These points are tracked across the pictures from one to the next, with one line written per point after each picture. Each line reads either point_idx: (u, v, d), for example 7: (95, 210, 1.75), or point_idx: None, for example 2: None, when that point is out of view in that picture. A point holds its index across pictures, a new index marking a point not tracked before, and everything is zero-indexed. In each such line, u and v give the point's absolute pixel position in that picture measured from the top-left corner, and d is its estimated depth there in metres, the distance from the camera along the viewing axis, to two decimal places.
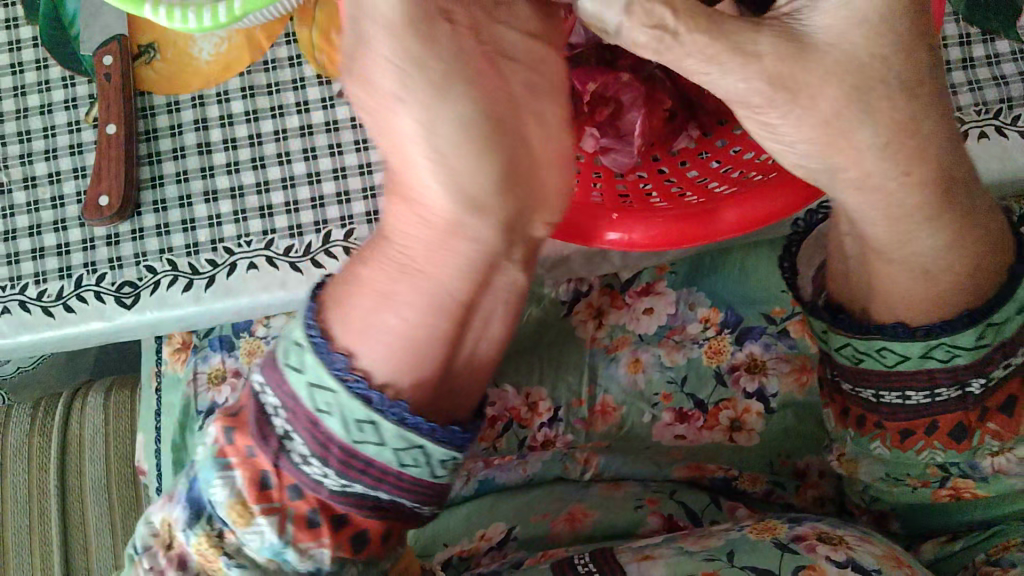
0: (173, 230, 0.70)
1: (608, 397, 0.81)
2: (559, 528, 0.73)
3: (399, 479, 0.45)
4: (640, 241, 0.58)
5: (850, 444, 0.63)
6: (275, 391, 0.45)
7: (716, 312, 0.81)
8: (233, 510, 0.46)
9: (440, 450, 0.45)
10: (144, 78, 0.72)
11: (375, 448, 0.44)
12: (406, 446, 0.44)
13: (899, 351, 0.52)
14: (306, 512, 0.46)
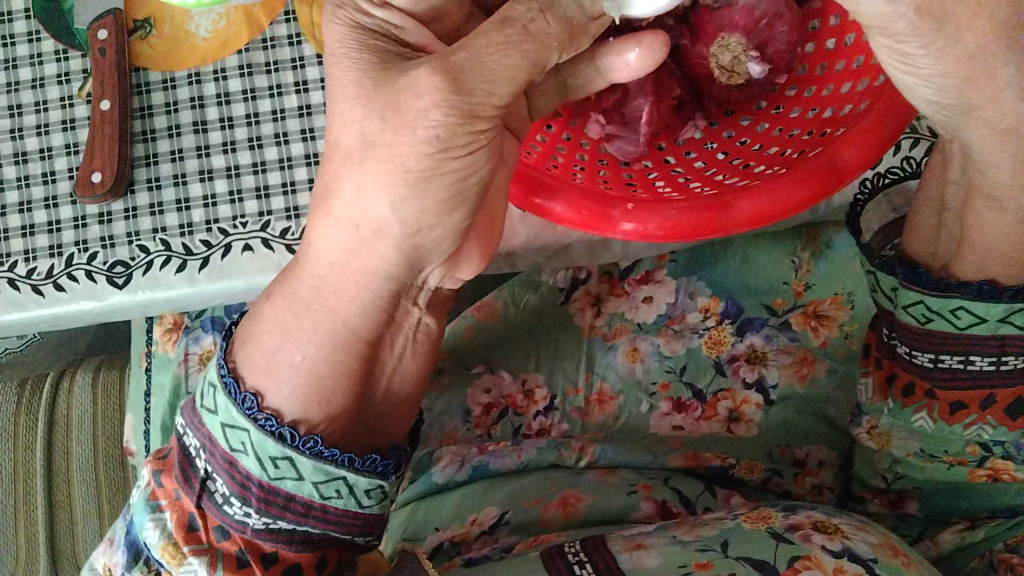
0: (167, 209, 0.69)
1: (605, 385, 0.80)
2: (551, 514, 0.72)
3: (323, 512, 0.56)
4: (654, 232, 0.56)
5: (886, 416, 0.64)
6: (195, 435, 0.58)
7: (717, 302, 0.80)
8: (168, 550, 0.58)
9: (360, 480, 0.55)
10: (140, 54, 0.71)
11: (295, 483, 0.54)
12: (327, 480, 0.55)
13: (975, 314, 0.53)
14: (237, 552, 0.57)
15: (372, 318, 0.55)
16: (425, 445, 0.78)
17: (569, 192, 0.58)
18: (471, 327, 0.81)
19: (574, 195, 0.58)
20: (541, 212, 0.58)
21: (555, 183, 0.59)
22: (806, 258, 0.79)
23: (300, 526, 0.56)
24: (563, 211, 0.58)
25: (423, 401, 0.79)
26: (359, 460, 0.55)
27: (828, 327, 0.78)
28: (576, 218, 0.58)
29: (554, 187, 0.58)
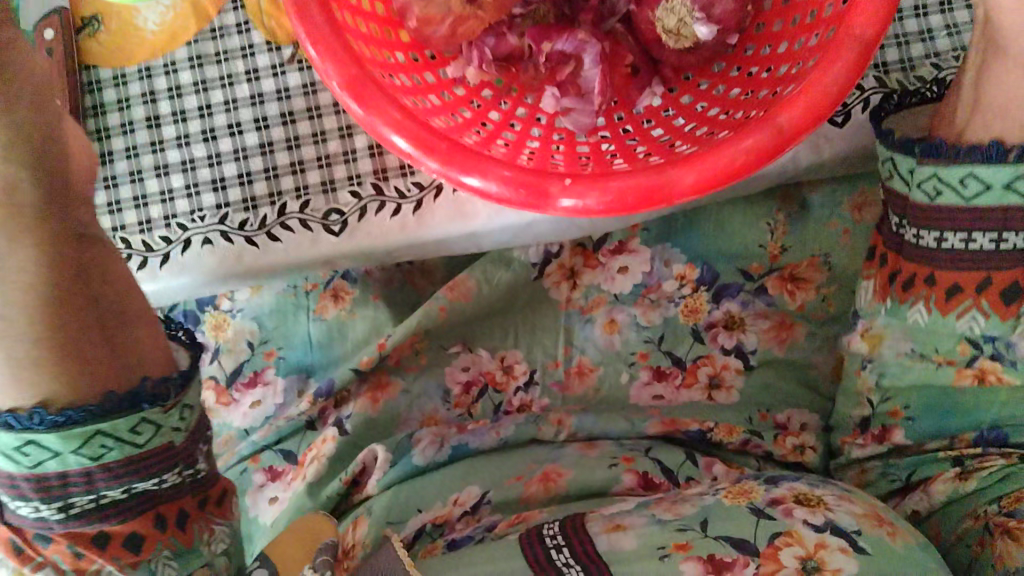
0: (126, 207, 0.69)
1: (584, 358, 0.80)
2: (533, 491, 0.71)
3: (96, 477, 0.46)
4: (598, 209, 0.46)
5: (883, 316, 0.65)
6: None
7: (692, 269, 0.79)
8: None
9: (83, 450, 0.45)
10: (89, 52, 0.70)
11: (53, 463, 0.45)
12: (85, 445, 0.45)
13: (983, 180, 0.54)
14: (67, 548, 0.47)
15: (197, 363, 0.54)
16: (406, 427, 0.78)
17: (504, 169, 0.46)
18: (444, 308, 0.78)
19: (511, 173, 0.46)
20: (470, 191, 0.46)
21: (491, 157, 0.46)
22: (781, 222, 0.78)
23: (101, 495, 0.47)
24: (501, 191, 0.46)
25: (401, 384, 0.79)
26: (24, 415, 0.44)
27: (805, 291, 0.78)
28: (511, 195, 0.46)
29: (489, 163, 0.46)
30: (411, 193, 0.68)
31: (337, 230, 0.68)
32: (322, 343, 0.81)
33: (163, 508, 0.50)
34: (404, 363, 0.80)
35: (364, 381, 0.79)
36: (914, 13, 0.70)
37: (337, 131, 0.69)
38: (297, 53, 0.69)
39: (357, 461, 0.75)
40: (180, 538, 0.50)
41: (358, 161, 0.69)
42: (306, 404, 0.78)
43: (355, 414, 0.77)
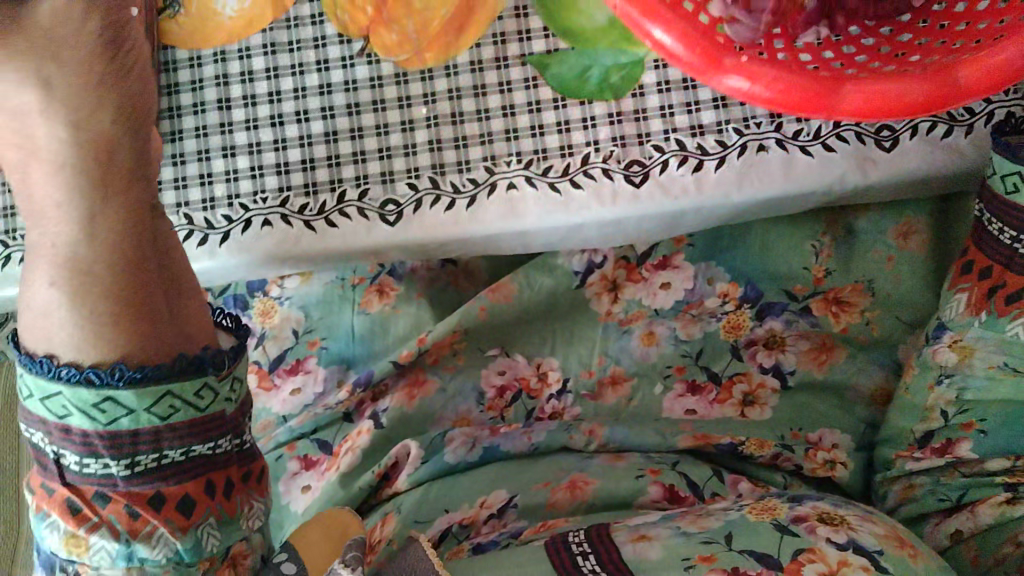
0: (191, 184, 0.71)
1: (618, 368, 0.80)
2: (559, 497, 0.71)
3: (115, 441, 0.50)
4: (762, 97, 0.47)
5: (975, 329, 0.64)
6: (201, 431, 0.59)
7: (735, 286, 0.80)
8: (70, 540, 0.51)
9: (117, 396, 0.50)
10: (169, 34, 0.72)
11: (126, 420, 0.50)
12: (103, 403, 0.50)
13: None
14: (124, 509, 0.51)
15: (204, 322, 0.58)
16: (439, 425, 0.79)
17: (683, 24, 0.47)
18: (485, 309, 0.80)
19: (691, 32, 0.47)
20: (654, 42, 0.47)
21: (669, 9, 0.47)
22: (827, 245, 0.79)
23: (163, 454, 0.51)
24: (678, 47, 0.47)
25: (437, 382, 0.80)
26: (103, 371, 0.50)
27: (849, 315, 0.78)
28: (684, 54, 0.47)
29: (668, 14, 0.47)
30: (466, 189, 0.71)
31: (393, 221, 0.71)
32: (364, 336, 0.82)
33: (216, 475, 0.54)
34: (442, 361, 0.81)
35: (401, 376, 0.80)
36: None
37: (400, 125, 0.71)
38: (367, 47, 0.71)
39: (391, 454, 0.76)
40: (222, 509, 0.54)
41: (418, 155, 0.71)
42: (343, 394, 0.79)
43: (391, 407, 0.78)
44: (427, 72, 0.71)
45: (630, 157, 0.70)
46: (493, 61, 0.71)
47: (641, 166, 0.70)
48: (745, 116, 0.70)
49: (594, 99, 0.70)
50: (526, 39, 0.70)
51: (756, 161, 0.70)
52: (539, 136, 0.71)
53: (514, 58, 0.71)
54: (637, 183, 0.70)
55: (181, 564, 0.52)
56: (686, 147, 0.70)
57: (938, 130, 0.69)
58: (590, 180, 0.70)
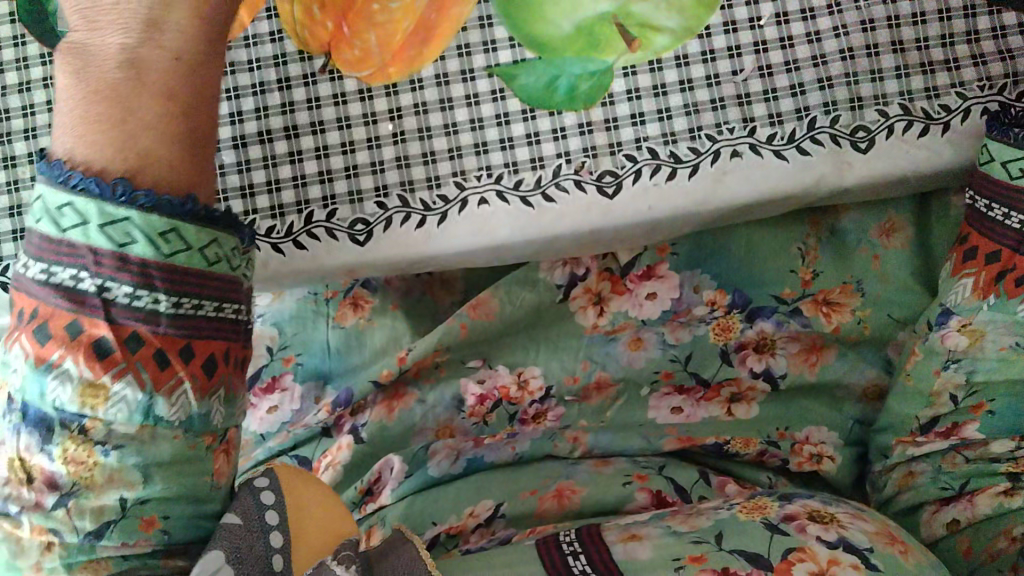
0: None
1: (603, 373, 0.79)
2: (547, 506, 0.70)
3: (117, 262, 0.42)
4: None
5: (986, 312, 0.63)
6: (42, 284, 0.43)
7: (723, 295, 0.79)
8: (84, 391, 0.42)
9: (108, 209, 0.42)
10: None
11: (81, 232, 0.42)
12: (112, 220, 0.42)
13: None
14: (155, 355, 0.43)
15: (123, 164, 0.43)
16: (422, 437, 0.77)
17: None
18: (466, 326, 0.79)
19: None
20: None
21: None
22: (813, 246, 0.79)
23: (121, 290, 0.42)
24: None
25: (418, 394, 0.78)
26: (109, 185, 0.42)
27: (840, 314, 0.78)
28: None
29: None
30: (437, 206, 0.70)
31: (363, 240, 0.70)
32: (341, 350, 0.81)
33: (233, 347, 0.47)
34: (424, 375, 0.80)
35: (381, 392, 0.79)
36: (940, 43, 0.70)
37: (366, 142, 0.70)
38: (328, 63, 0.69)
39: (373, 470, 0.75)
40: (196, 385, 0.45)
41: (386, 171, 0.70)
42: (322, 412, 0.78)
43: (370, 421, 0.77)
44: (392, 87, 0.70)
45: (603, 168, 0.70)
46: (459, 73, 0.69)
47: (615, 176, 0.70)
48: (718, 121, 0.70)
49: (564, 109, 0.69)
50: (491, 50, 0.69)
51: (730, 167, 0.70)
52: (509, 150, 0.70)
53: (479, 71, 0.69)
54: (611, 194, 0.70)
55: (191, 433, 0.45)
56: (659, 155, 0.70)
57: (913, 129, 0.70)
58: (564, 194, 0.70)
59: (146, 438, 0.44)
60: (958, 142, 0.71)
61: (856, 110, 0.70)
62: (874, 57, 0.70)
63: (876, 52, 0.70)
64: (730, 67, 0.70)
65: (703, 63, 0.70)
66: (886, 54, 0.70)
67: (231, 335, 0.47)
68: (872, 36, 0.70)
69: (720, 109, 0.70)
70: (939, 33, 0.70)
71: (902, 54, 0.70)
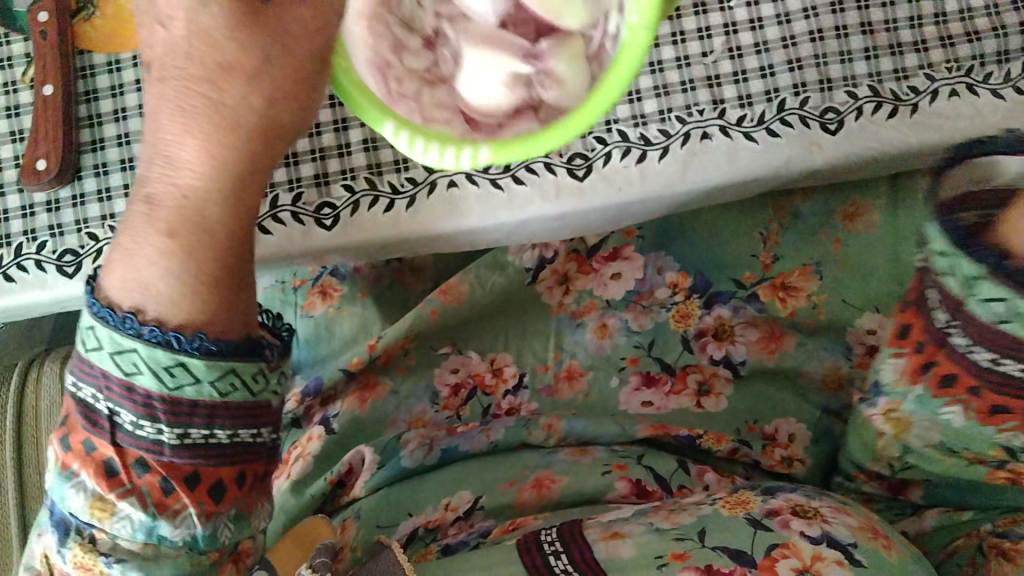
0: (115, 194, 0.66)
1: (574, 361, 0.80)
2: (526, 497, 0.70)
3: (177, 407, 0.47)
4: None
5: (910, 402, 0.57)
6: (87, 381, 0.48)
7: (685, 277, 0.80)
8: (92, 504, 0.47)
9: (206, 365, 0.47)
10: (83, 36, 0.67)
11: (192, 389, 0.47)
12: (174, 365, 0.46)
13: None
14: (160, 481, 0.47)
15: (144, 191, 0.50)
16: (394, 427, 0.76)
17: None
18: (436, 312, 0.78)
19: None
20: None
21: None
22: (774, 229, 0.79)
23: (213, 433, 0.48)
24: None
25: (390, 384, 0.78)
26: (184, 337, 0.47)
27: (797, 299, 0.77)
28: None
29: None
30: (406, 188, 0.68)
31: (330, 225, 0.68)
32: (310, 340, 0.79)
33: (251, 467, 0.51)
34: (394, 362, 0.78)
35: (352, 380, 0.78)
36: (909, 25, 0.69)
37: (333, 125, 0.68)
38: None
39: (344, 461, 0.74)
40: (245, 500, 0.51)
41: (353, 155, 0.68)
42: (292, 403, 0.79)
43: (341, 412, 0.76)
44: None
45: (573, 149, 0.69)
46: None
47: (584, 159, 0.69)
48: (687, 103, 0.69)
49: None
50: None
51: (700, 148, 0.69)
52: None
53: None
54: (581, 176, 0.68)
55: (195, 550, 0.49)
56: (629, 138, 0.69)
57: (883, 111, 0.69)
58: (533, 176, 0.69)
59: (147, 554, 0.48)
60: (928, 125, 0.69)
61: (826, 92, 0.69)
62: (842, 38, 0.69)
63: (845, 33, 0.69)
64: (699, 49, 0.69)
65: (672, 45, 0.69)
66: (855, 36, 0.69)
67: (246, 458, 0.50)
68: (840, 18, 0.69)
69: (690, 90, 0.69)
70: (907, 15, 0.69)
71: (869, 36, 0.69)
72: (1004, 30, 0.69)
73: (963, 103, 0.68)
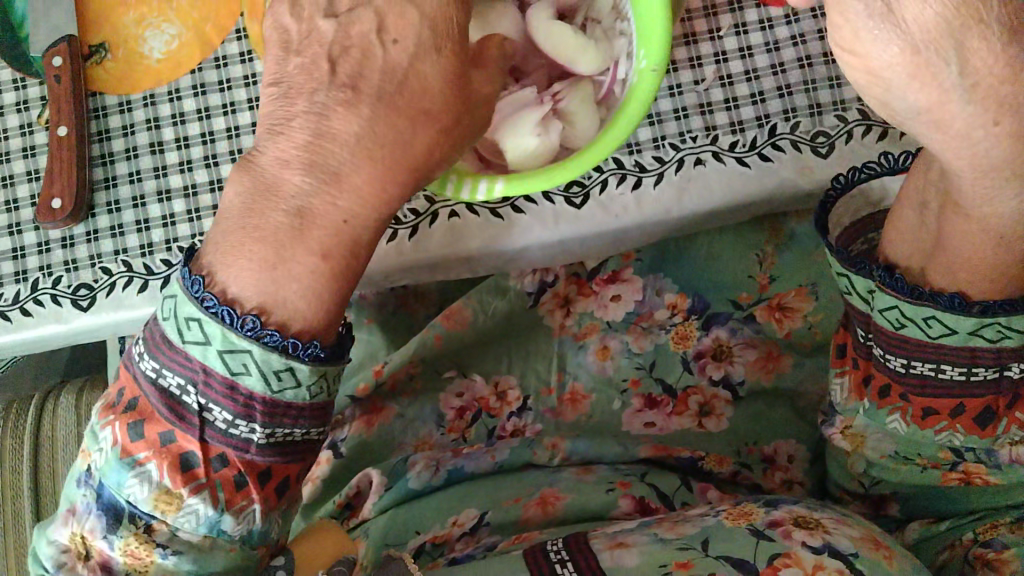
0: (128, 230, 0.68)
1: (577, 384, 0.81)
2: (531, 513, 0.71)
3: (276, 406, 0.51)
4: None
5: (862, 417, 0.66)
6: (176, 370, 0.51)
7: (683, 298, 0.81)
8: (162, 496, 0.52)
9: (306, 369, 0.51)
10: (96, 79, 0.69)
11: (293, 393, 0.51)
12: (281, 371, 0.50)
13: (947, 325, 0.56)
14: (234, 476, 0.52)
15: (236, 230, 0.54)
16: (400, 451, 0.78)
17: None
18: (440, 337, 0.80)
19: None
20: None
21: None
22: (769, 252, 0.81)
23: (294, 431, 0.53)
24: None
25: (396, 408, 0.80)
26: (299, 344, 0.51)
27: (792, 319, 0.80)
28: None
29: None
30: (408, 219, 0.71)
31: None
32: None
33: (309, 458, 0.57)
34: (400, 387, 0.80)
35: (359, 406, 0.80)
36: None
37: None
38: None
39: (353, 483, 0.77)
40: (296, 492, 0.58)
41: None
42: None
43: (349, 436, 0.78)
44: None
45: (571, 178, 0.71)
46: None
47: (581, 187, 0.71)
48: (681, 130, 0.71)
49: None
50: None
51: (694, 175, 0.71)
52: None
53: None
54: (578, 205, 0.71)
55: (248, 544, 0.55)
56: (624, 165, 0.71)
57: (874, 133, 0.71)
58: (532, 205, 0.71)
59: (205, 546, 0.53)
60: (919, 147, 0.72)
61: (815, 116, 0.71)
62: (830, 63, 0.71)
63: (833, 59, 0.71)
64: (692, 78, 0.71)
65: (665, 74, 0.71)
66: None
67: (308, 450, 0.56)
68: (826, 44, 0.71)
69: (684, 118, 0.71)
70: None
71: None
72: None
73: None
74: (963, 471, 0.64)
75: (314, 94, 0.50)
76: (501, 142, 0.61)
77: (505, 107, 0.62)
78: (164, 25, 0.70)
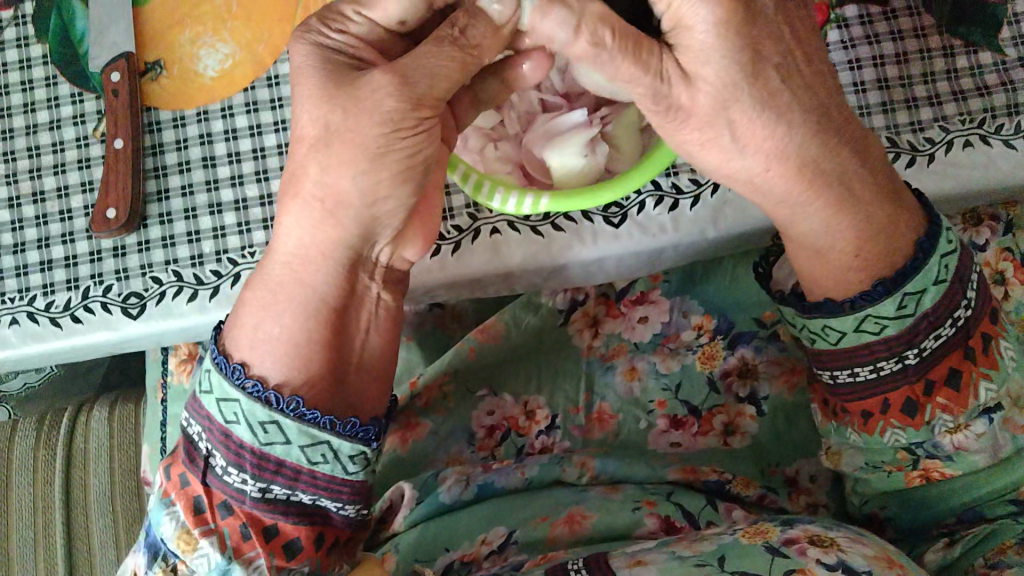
0: (179, 241, 0.70)
1: (604, 404, 0.82)
2: (558, 532, 0.72)
3: (312, 477, 0.59)
4: None
5: (834, 435, 0.69)
6: (197, 421, 0.60)
7: (708, 320, 0.83)
8: (182, 537, 0.60)
9: (343, 446, 0.59)
10: (150, 94, 0.72)
11: (282, 447, 0.58)
12: (312, 445, 0.58)
13: (839, 328, 0.62)
14: (239, 527, 0.60)
15: (341, 286, 0.61)
16: (432, 466, 0.80)
17: None
18: (473, 350, 0.82)
19: None
20: None
21: None
22: None
23: (295, 493, 0.60)
24: None
25: (429, 424, 0.82)
26: (341, 423, 0.58)
27: None
28: None
29: None
30: (451, 235, 0.73)
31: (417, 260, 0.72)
32: None
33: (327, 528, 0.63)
34: (433, 404, 0.82)
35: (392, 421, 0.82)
36: (922, 81, 0.74)
37: None
38: None
39: (386, 497, 0.78)
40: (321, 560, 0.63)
41: None
42: None
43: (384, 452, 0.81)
44: None
45: None
46: None
47: (620, 207, 0.73)
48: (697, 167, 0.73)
49: None
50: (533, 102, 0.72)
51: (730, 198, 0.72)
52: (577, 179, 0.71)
53: None
54: (616, 224, 0.73)
55: None
56: (661, 187, 0.73)
57: (901, 159, 0.72)
58: (571, 223, 0.73)
59: None
60: (943, 174, 0.72)
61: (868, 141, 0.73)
62: (860, 93, 0.74)
63: (862, 89, 0.74)
64: None
65: None
66: (872, 91, 0.74)
67: (323, 519, 0.63)
68: (857, 75, 0.74)
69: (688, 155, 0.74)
70: (921, 71, 0.74)
71: (886, 91, 0.74)
72: (1013, 84, 0.74)
73: (977, 155, 0.72)
74: (922, 469, 0.67)
75: (382, 104, 0.53)
76: (549, 158, 0.64)
77: (556, 130, 0.64)
78: (218, 44, 0.72)
